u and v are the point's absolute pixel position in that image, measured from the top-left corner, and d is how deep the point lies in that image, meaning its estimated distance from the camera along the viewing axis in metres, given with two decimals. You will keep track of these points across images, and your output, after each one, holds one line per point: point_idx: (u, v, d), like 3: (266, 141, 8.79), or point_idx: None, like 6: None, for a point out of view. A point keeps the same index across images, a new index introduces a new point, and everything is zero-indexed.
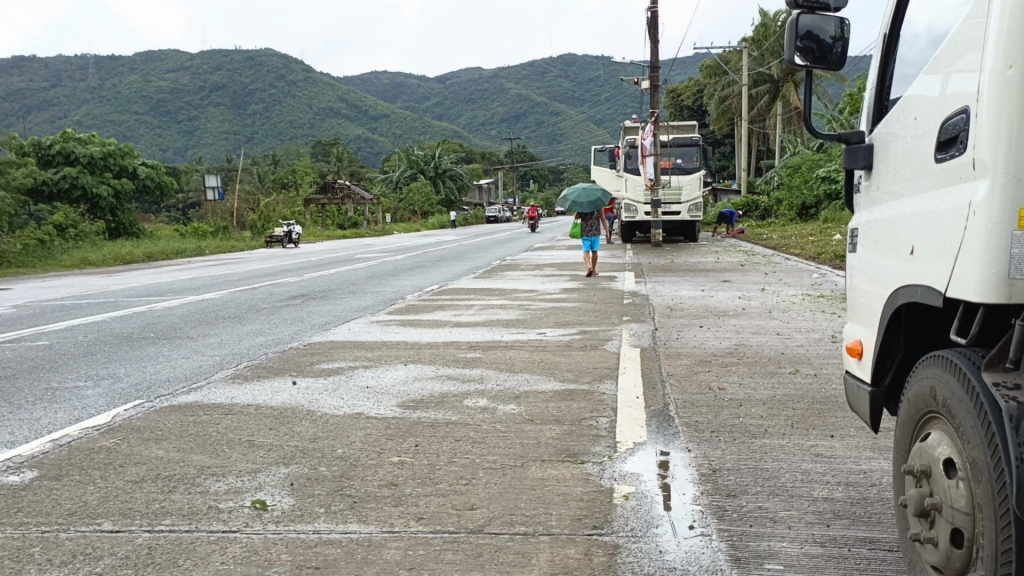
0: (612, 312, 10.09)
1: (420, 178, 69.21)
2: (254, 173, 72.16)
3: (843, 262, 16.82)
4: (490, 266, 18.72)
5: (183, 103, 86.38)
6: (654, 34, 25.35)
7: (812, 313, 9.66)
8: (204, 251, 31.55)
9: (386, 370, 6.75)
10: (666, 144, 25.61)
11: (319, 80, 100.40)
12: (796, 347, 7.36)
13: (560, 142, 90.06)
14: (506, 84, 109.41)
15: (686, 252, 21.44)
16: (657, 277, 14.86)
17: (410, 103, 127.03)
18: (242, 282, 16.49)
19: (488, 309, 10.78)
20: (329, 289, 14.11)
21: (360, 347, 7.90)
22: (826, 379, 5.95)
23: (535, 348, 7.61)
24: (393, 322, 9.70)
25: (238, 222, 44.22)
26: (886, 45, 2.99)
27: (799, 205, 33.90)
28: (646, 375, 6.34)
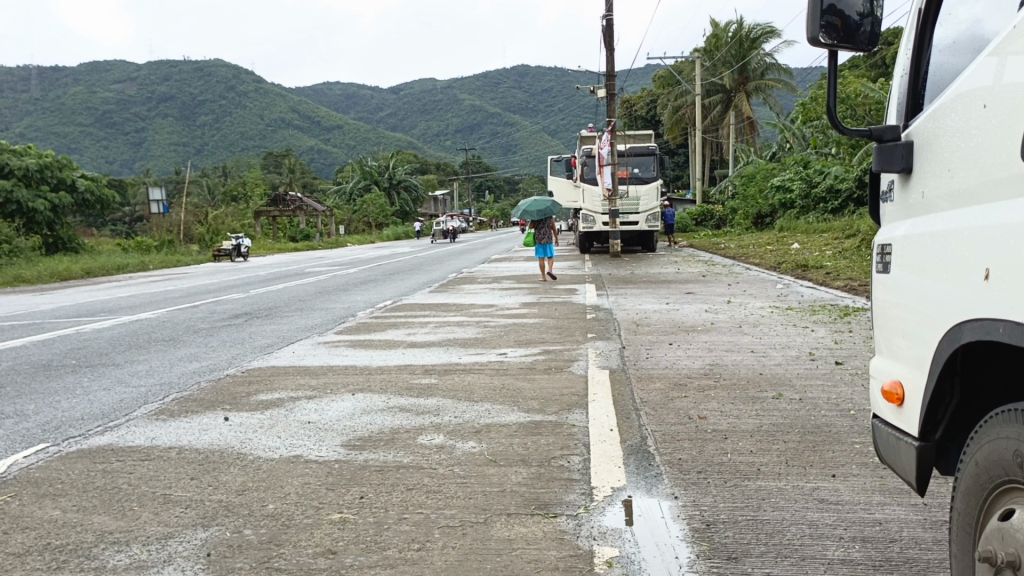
0: (575, 329, 9.53)
1: (374, 190, 68.23)
2: (203, 185, 70.49)
3: (804, 272, 16.62)
4: (447, 280, 18.11)
5: (129, 114, 84.17)
6: (610, 42, 25.05)
7: (784, 327, 9.23)
8: (148, 267, 30.25)
9: (332, 402, 6.07)
10: (623, 154, 25.31)
11: (271, 91, 98.80)
12: (774, 367, 6.91)
13: (516, 153, 90.06)
14: (460, 95, 109.14)
15: (646, 263, 21.04)
16: (619, 289, 14.40)
17: (362, 113, 125.74)
18: (184, 299, 15.56)
19: (444, 327, 10.15)
20: (276, 307, 13.30)
21: (304, 374, 7.21)
22: (813, 405, 5.48)
23: (496, 372, 7.02)
24: (342, 343, 8.98)
25: (185, 236, 42.79)
26: (920, 21, 2.57)
27: (754, 214, 33.87)
28: (617, 402, 5.77)
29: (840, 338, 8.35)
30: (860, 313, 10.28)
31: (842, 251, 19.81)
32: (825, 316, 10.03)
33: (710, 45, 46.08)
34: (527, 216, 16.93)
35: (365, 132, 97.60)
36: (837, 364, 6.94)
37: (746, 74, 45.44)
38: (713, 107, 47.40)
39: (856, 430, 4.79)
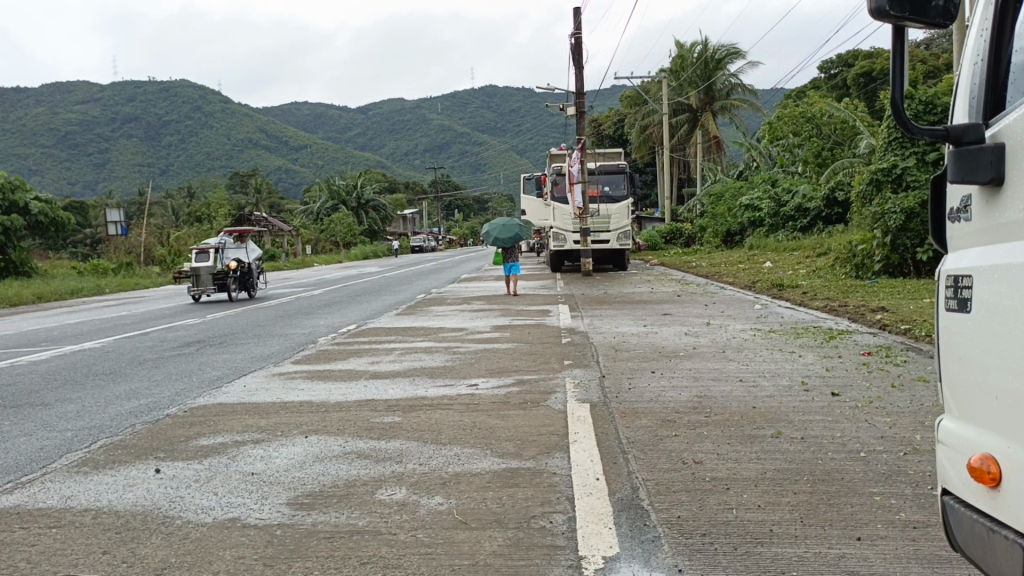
0: (550, 355, 8.93)
1: (342, 210, 67.35)
2: (167, 206, 69.05)
3: (781, 291, 16.25)
4: (414, 301, 17.41)
5: (92, 135, 82.56)
6: (579, 61, 24.73)
7: (769, 353, 8.73)
8: (106, 292, 29.11)
9: (281, 447, 5.40)
10: (593, 172, 24.93)
11: (237, 112, 97.68)
12: (768, 399, 6.36)
13: (484, 172, 90.09)
14: (428, 115, 109.00)
15: (618, 282, 20.60)
16: (593, 310, 13.88)
17: (330, 133, 124.68)
18: (133, 327, 14.64)
19: (411, 354, 9.51)
20: (233, 333, 12.55)
21: (254, 413, 6.51)
22: (817, 446, 4.95)
23: (465, 408, 6.37)
24: (298, 375, 8.30)
25: (146, 258, 41.58)
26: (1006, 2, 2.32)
27: (724, 232, 33.57)
28: (601, 444, 5.18)
29: (831, 364, 7.88)
30: (846, 337, 9.82)
31: (816, 270, 19.55)
32: (810, 340, 9.54)
33: (675, 65, 45.85)
34: (497, 242, 16.98)
35: (333, 152, 96.81)
36: (834, 395, 6.41)
37: (712, 94, 45.56)
38: (680, 126, 47.21)
39: (872, 478, 4.27)
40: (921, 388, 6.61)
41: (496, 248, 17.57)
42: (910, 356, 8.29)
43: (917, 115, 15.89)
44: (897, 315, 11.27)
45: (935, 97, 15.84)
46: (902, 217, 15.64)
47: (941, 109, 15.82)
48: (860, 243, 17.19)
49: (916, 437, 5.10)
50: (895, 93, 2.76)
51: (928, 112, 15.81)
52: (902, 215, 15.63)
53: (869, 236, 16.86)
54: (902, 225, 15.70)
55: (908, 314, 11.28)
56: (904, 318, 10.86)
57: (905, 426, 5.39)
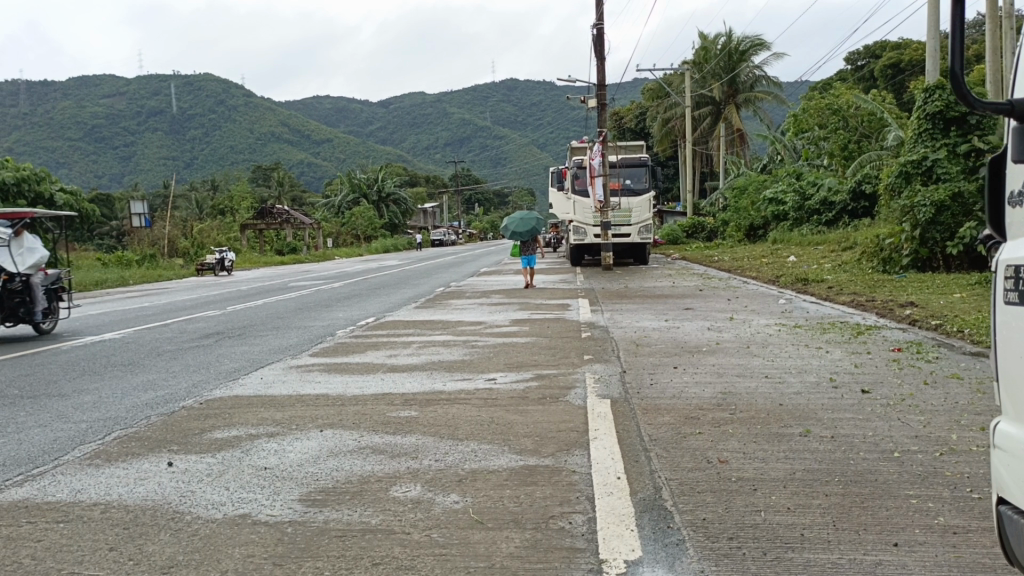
0: (569, 350, 8.77)
1: (363, 203, 67.46)
2: (191, 199, 69.58)
3: (806, 286, 15.96)
4: (433, 294, 17.26)
5: (117, 129, 83.39)
6: (601, 52, 24.45)
7: (794, 348, 8.52)
8: (128, 283, 29.30)
9: (295, 441, 5.30)
10: (615, 165, 24.69)
11: (261, 105, 98.17)
12: (795, 396, 6.17)
13: (505, 166, 89.95)
14: (449, 109, 108.92)
15: (639, 276, 20.37)
16: (614, 304, 13.70)
17: (352, 126, 125.03)
18: (152, 318, 14.63)
19: (429, 347, 9.39)
20: (252, 325, 12.49)
21: (269, 406, 6.41)
22: (848, 445, 4.76)
23: (483, 403, 6.23)
24: (315, 368, 8.19)
25: (168, 250, 41.84)
26: None
27: (747, 226, 33.18)
28: (623, 441, 5.03)
29: (860, 360, 7.66)
30: (874, 332, 9.58)
31: (841, 265, 19.20)
32: (837, 336, 9.29)
33: (699, 57, 45.38)
34: (515, 236, 16.89)
35: (354, 145, 97.04)
36: (864, 393, 6.20)
37: (736, 86, 45.03)
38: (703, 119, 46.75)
39: (907, 480, 4.08)
40: (955, 386, 6.39)
41: (514, 241, 17.45)
42: (941, 352, 8.05)
43: (948, 106, 15.59)
44: (927, 310, 10.98)
45: None
46: (932, 210, 15.28)
47: None
48: (888, 237, 16.85)
49: (952, 437, 4.90)
50: (954, 64, 2.57)
51: (959, 103, 15.47)
52: (932, 208, 15.25)
53: (897, 230, 16.51)
54: (931, 219, 15.35)
55: (938, 310, 10.98)
56: (933, 314, 10.57)
57: (941, 426, 5.18)
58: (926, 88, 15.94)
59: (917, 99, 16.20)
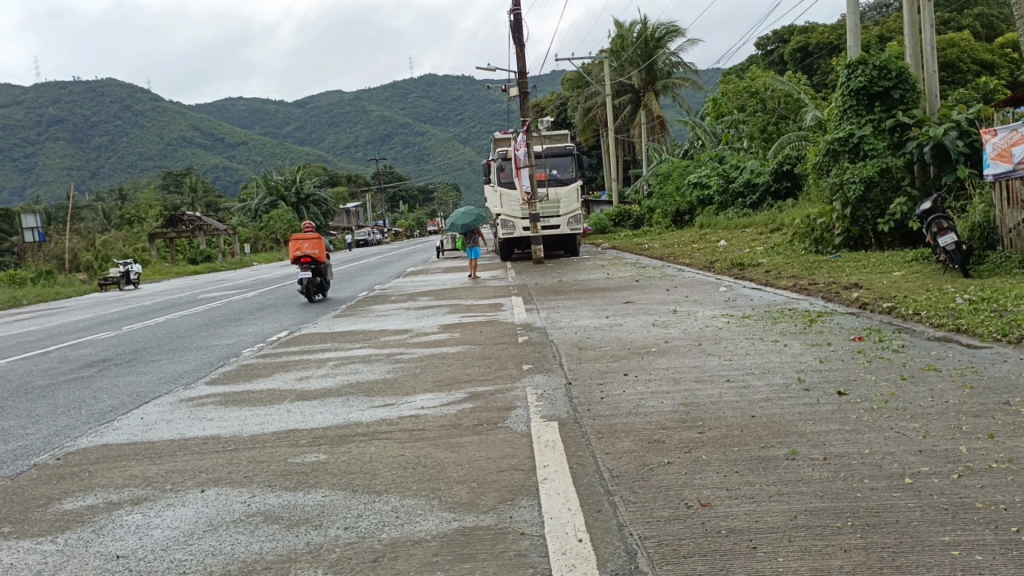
0: (505, 359, 7.82)
1: (282, 205, 65.04)
2: (98, 210, 65.83)
3: (743, 270, 15.46)
4: (353, 301, 16.01)
5: (16, 140, 78.50)
6: (519, 40, 23.57)
7: (750, 343, 7.76)
8: (25, 304, 26.97)
9: (169, 509, 4.21)
10: (539, 155, 23.88)
11: (170, 110, 94.08)
12: (767, 405, 5.36)
13: (427, 163, 88.60)
14: (368, 106, 106.65)
15: (571, 269, 19.57)
16: (547, 302, 12.79)
17: (268, 128, 121.14)
18: (36, 344, 13.06)
19: (346, 365, 8.29)
20: (147, 348, 11.15)
21: (147, 458, 5.25)
22: (851, 470, 3.95)
23: (409, 437, 5.22)
24: (210, 401, 6.96)
25: (70, 265, 39.04)
26: None
27: (673, 212, 32.90)
28: (579, 482, 4.11)
29: (824, 355, 6.92)
30: (827, 320, 8.94)
31: (773, 247, 18.83)
32: (790, 326, 8.61)
33: (616, 45, 45.03)
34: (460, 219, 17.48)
35: (271, 147, 93.86)
36: (840, 396, 5.45)
37: (654, 73, 44.89)
38: (622, 106, 46.52)
39: (934, 520, 3.29)
40: (935, 380, 5.71)
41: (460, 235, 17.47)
42: (905, 339, 7.43)
43: (872, 81, 15.20)
44: (874, 292, 10.42)
45: (889, 61, 15.17)
46: (861, 186, 14.89)
47: (895, 74, 15.16)
48: (818, 216, 16.49)
49: (960, 450, 4.15)
50: None
51: (882, 78, 15.17)
52: (861, 185, 14.88)
53: (827, 209, 16.14)
54: (862, 196, 14.98)
55: (886, 291, 10.45)
56: (883, 296, 10.02)
57: (942, 435, 4.42)
58: (849, 63, 15.61)
59: (840, 75, 15.85)
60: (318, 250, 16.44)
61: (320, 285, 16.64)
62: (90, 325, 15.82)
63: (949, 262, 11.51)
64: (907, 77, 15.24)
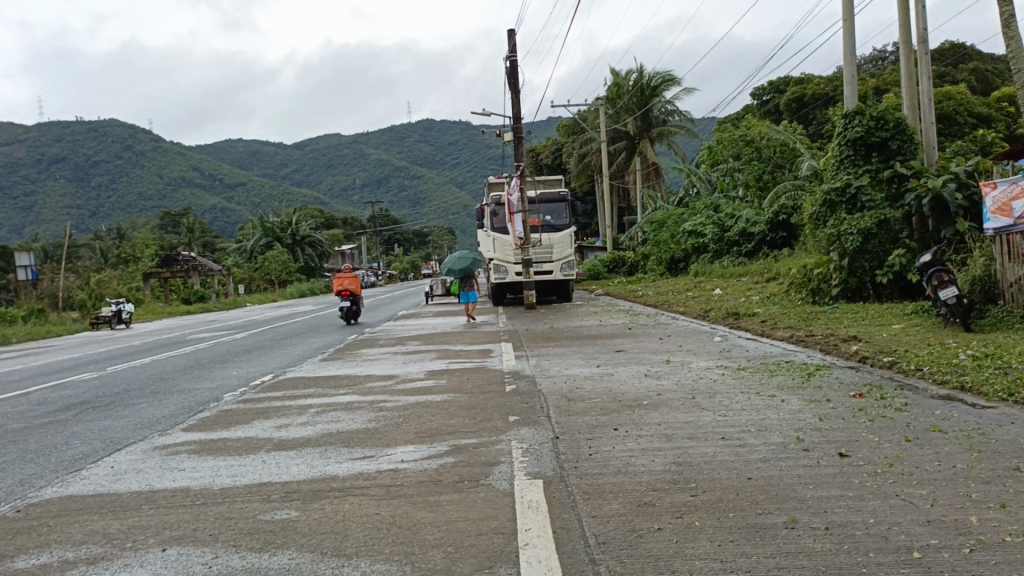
0: (492, 410, 7.54)
1: (278, 246, 64.98)
2: (94, 248, 65.66)
3: (739, 320, 15.26)
4: (342, 344, 15.72)
5: (15, 178, 78.70)
6: (516, 86, 23.69)
7: (746, 398, 7.51)
8: (12, 342, 26.64)
9: (125, 571, 3.92)
10: (534, 201, 23.82)
11: (170, 151, 94.63)
12: (764, 466, 5.10)
13: (423, 206, 88.95)
14: (366, 150, 107.43)
15: (565, 315, 19.36)
16: (539, 348, 12.53)
17: (266, 169, 121.74)
18: (15, 384, 12.72)
19: (328, 413, 7.99)
20: (127, 391, 10.85)
21: (110, 512, 4.94)
22: (858, 543, 3.68)
23: (389, 493, 4.94)
24: (184, 449, 6.66)
25: (61, 303, 38.69)
26: None
27: (668, 259, 32.83)
28: (564, 548, 3.83)
29: (824, 412, 6.67)
30: (825, 373, 8.72)
31: (769, 296, 18.65)
32: (787, 380, 8.38)
33: (612, 93, 45.48)
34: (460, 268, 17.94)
35: (268, 189, 94.23)
36: (843, 457, 5.20)
37: (649, 121, 45.29)
38: (618, 153, 46.84)
39: None
40: (940, 443, 5.46)
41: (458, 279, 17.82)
42: (907, 395, 7.20)
43: (869, 131, 15.24)
44: (874, 345, 10.20)
45: (886, 112, 15.21)
46: (858, 238, 14.78)
47: (892, 125, 15.19)
48: (815, 267, 16.34)
49: (970, 521, 3.90)
50: None
51: (879, 130, 15.20)
52: (858, 236, 14.78)
53: (824, 259, 16.00)
54: (858, 247, 14.86)
55: (886, 343, 10.23)
56: (883, 349, 9.80)
57: (950, 504, 4.17)
58: (846, 114, 15.67)
59: (837, 126, 15.88)
60: (356, 287, 21.55)
61: (354, 314, 21.52)
62: (74, 365, 15.51)
63: (948, 315, 11.33)
64: (904, 129, 15.27)
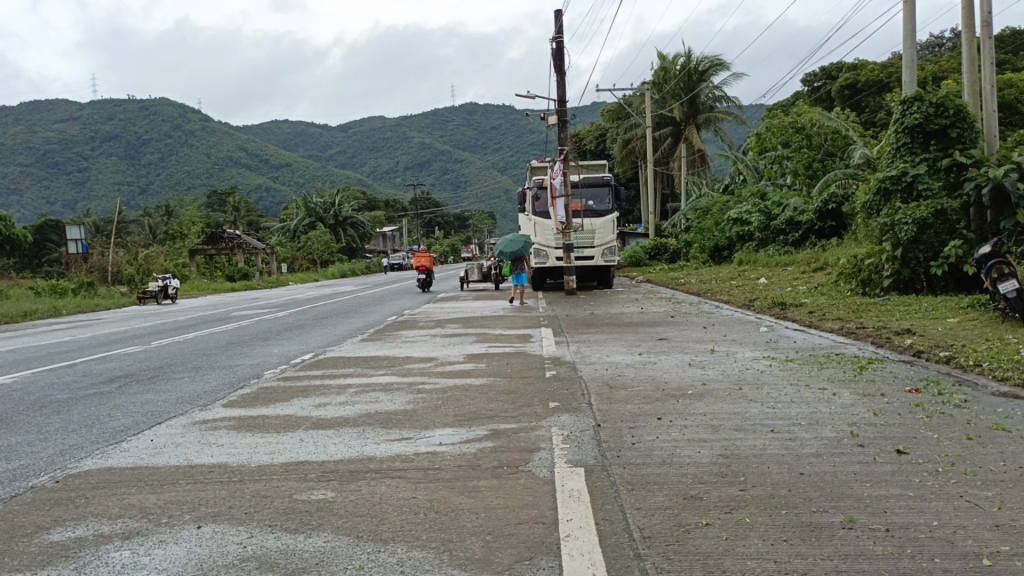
0: (532, 395, 7.39)
1: (320, 227, 65.60)
2: (143, 225, 67.01)
3: (785, 310, 14.89)
4: (382, 325, 15.73)
5: (70, 154, 80.63)
6: (561, 69, 23.37)
7: (795, 390, 7.26)
8: (62, 314, 27.27)
9: (160, 546, 3.87)
10: (577, 185, 23.54)
11: (217, 130, 96.00)
12: (817, 462, 4.87)
13: (465, 190, 89.00)
14: (409, 132, 107.69)
15: (605, 301, 19.13)
16: (578, 335, 12.35)
17: (311, 150, 122.87)
18: (64, 355, 12.98)
19: (366, 393, 7.93)
20: (170, 365, 10.98)
21: (148, 486, 4.93)
22: (923, 549, 3.46)
23: (427, 477, 4.83)
24: (223, 425, 6.64)
25: (111, 278, 39.54)
26: None
27: (711, 247, 32.31)
28: (607, 541, 3.68)
29: (879, 407, 6.39)
30: (878, 367, 8.40)
31: (817, 287, 18.17)
32: (838, 373, 8.08)
33: (658, 77, 44.76)
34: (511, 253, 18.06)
35: (313, 169, 95.12)
36: (900, 455, 4.95)
37: (696, 106, 44.50)
38: (663, 139, 46.18)
39: None
40: (1005, 442, 5.17)
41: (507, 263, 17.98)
42: (967, 392, 6.87)
43: (927, 118, 14.67)
44: (928, 340, 9.81)
45: (947, 98, 14.61)
46: (913, 228, 14.27)
47: (953, 112, 14.59)
48: (866, 257, 15.85)
49: None
50: None
51: (938, 116, 14.61)
52: (913, 226, 14.27)
53: (876, 250, 15.51)
54: (913, 238, 14.35)
55: (942, 338, 9.83)
56: (937, 344, 9.43)
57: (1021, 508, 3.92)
58: (904, 100, 15.09)
59: (894, 112, 15.31)
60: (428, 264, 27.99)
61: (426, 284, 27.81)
62: (120, 338, 15.79)
63: (1008, 310, 10.87)
64: (965, 115, 14.66)
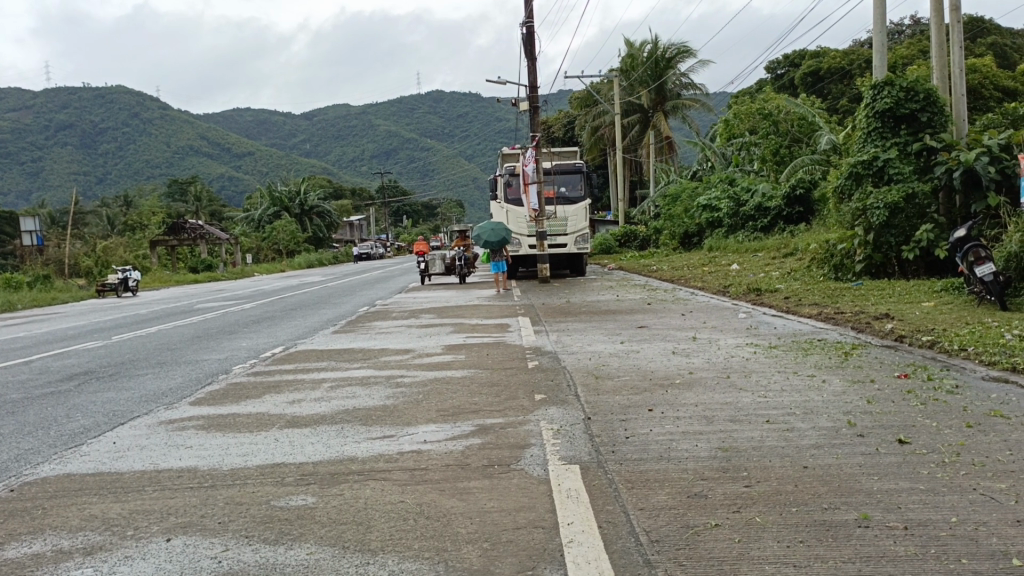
0: (515, 386, 7.15)
1: (286, 216, 64.53)
2: (101, 215, 65.26)
3: (759, 296, 14.82)
4: (353, 316, 15.36)
5: (23, 144, 78.18)
6: (532, 54, 23.05)
7: (784, 378, 7.11)
8: (17, 309, 26.27)
9: (127, 563, 3.56)
10: (549, 172, 23.30)
11: (178, 118, 93.91)
12: (820, 453, 4.69)
13: (432, 177, 88.20)
14: (374, 120, 106.40)
15: (579, 289, 18.95)
16: (556, 323, 12.13)
17: (274, 139, 120.88)
18: (20, 352, 12.40)
19: (342, 388, 7.61)
20: (133, 360, 10.54)
21: (113, 494, 4.59)
22: (949, 547, 3.27)
23: (413, 477, 4.57)
24: (191, 425, 6.29)
25: (69, 271, 38.36)
26: None
27: (681, 234, 32.31)
28: (614, 545, 3.45)
29: (871, 395, 6.24)
30: (862, 352, 8.29)
31: (789, 272, 18.15)
32: (824, 359, 7.94)
33: (626, 64, 44.60)
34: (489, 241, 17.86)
35: (277, 158, 93.61)
36: (903, 445, 4.79)
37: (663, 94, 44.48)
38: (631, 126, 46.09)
39: None
40: (1006, 429, 5.05)
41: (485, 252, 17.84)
42: (957, 378, 6.76)
43: (897, 103, 14.68)
44: (909, 324, 9.74)
45: (917, 82, 14.62)
46: (885, 213, 14.26)
47: (923, 96, 14.60)
48: (837, 242, 15.82)
49: None
50: None
51: (908, 101, 14.63)
52: (885, 211, 14.26)
53: (847, 234, 15.49)
54: (885, 222, 14.34)
55: (921, 322, 9.76)
56: (918, 328, 9.35)
57: None
58: (875, 84, 15.05)
59: (864, 96, 15.27)
60: None
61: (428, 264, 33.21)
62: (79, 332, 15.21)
63: (984, 294, 10.86)
64: (934, 100, 14.67)
